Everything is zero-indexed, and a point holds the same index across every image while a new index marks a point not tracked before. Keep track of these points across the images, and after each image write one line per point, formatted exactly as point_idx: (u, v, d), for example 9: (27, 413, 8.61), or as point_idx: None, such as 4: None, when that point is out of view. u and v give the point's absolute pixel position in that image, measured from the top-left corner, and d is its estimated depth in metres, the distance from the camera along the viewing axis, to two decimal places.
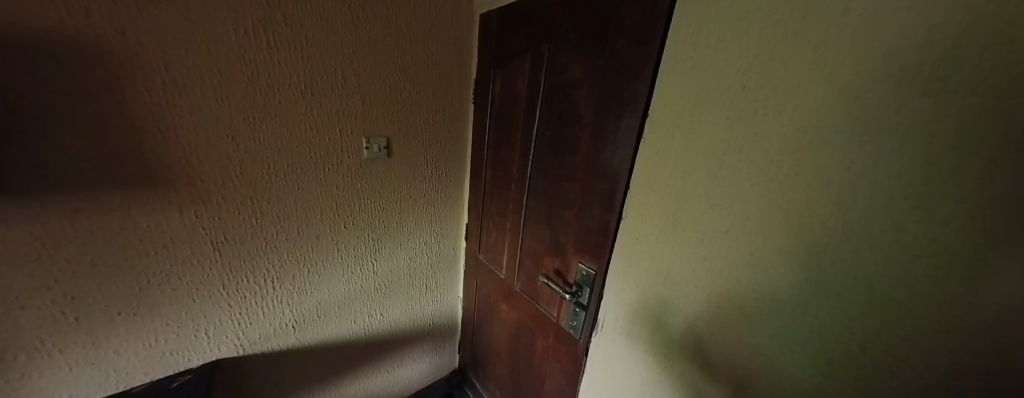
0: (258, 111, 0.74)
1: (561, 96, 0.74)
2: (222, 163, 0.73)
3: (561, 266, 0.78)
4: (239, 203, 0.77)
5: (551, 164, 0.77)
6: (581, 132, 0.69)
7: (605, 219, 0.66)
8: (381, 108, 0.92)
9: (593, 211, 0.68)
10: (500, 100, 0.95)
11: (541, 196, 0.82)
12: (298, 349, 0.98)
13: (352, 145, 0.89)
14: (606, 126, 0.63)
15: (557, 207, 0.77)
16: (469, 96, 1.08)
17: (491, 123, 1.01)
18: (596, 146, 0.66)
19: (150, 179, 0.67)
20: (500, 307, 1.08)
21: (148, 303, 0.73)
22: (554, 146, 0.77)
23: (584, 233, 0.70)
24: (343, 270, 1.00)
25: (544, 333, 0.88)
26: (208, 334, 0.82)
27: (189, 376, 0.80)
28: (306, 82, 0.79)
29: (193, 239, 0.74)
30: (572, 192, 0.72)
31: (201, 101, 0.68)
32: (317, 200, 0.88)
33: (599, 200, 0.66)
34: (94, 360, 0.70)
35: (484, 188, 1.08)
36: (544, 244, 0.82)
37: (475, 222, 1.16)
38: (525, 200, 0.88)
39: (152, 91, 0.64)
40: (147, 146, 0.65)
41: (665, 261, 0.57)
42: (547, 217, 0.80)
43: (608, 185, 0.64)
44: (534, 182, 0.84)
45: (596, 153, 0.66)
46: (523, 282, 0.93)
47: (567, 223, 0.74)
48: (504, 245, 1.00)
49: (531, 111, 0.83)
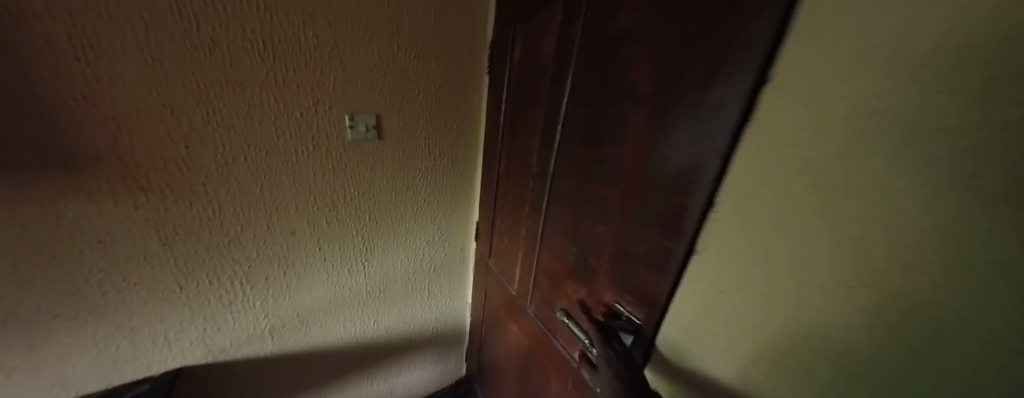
0: (203, 76, 0.58)
1: (603, 58, 0.50)
2: (160, 142, 0.58)
3: (586, 300, 0.56)
4: (189, 193, 0.63)
5: (584, 157, 0.54)
6: (633, 112, 0.44)
7: (659, 250, 0.42)
8: (369, 77, 0.73)
9: (641, 234, 0.44)
10: (518, 69, 0.73)
11: (566, 200, 0.60)
12: (279, 356, 0.86)
13: (329, 123, 0.72)
14: (676, 101, 0.38)
15: (588, 219, 0.54)
16: (482, 65, 0.86)
17: (508, 100, 0.78)
18: (654, 133, 0.42)
19: (67, 161, 0.53)
20: (509, 326, 0.89)
21: (88, 307, 0.62)
22: (588, 131, 0.53)
23: (623, 264, 0.47)
24: (328, 272, 0.85)
25: (560, 377, 0.67)
26: (169, 341, 0.71)
27: (144, 387, 0.69)
28: (265, 40, 0.61)
29: (135, 234, 0.61)
30: (609, 200, 0.49)
31: (122, 60, 0.52)
32: (290, 190, 0.73)
33: (652, 219, 0.42)
34: (33, 368, 0.61)
35: (496, 181, 0.87)
36: (567, 265, 0.61)
37: (485, 221, 0.96)
38: (546, 203, 0.66)
39: (54, 47, 0.49)
40: (55, 119, 0.51)
41: (742, 327, 0.35)
42: (573, 229, 0.58)
43: (669, 196, 0.40)
44: (557, 180, 0.61)
45: (654, 145, 0.41)
46: (537, 305, 0.73)
47: (601, 244, 0.52)
48: (517, 254, 0.80)
49: (559, 84, 0.59)
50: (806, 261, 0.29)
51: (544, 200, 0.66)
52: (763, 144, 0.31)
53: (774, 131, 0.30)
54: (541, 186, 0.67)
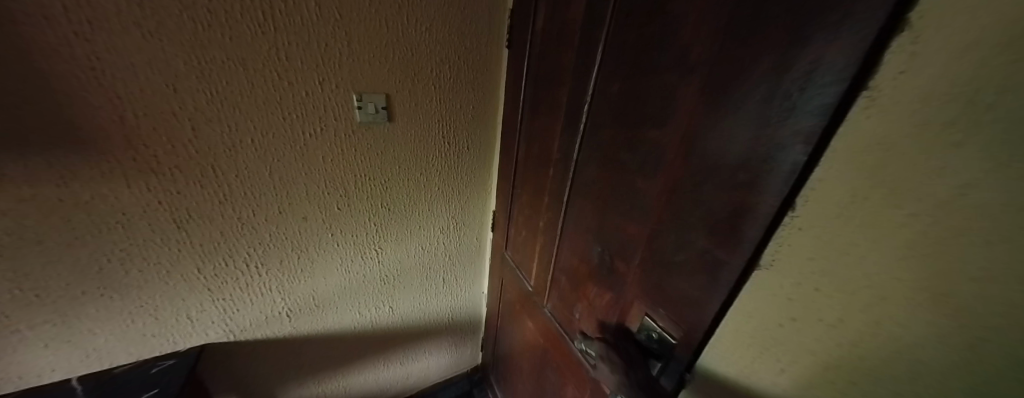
0: (205, 51, 0.55)
1: (644, 20, 0.40)
2: (167, 123, 0.56)
3: (608, 307, 0.49)
4: (199, 175, 0.62)
5: (615, 142, 0.46)
6: (682, 85, 0.35)
7: (705, 261, 0.33)
8: (378, 53, 0.67)
9: (682, 239, 0.36)
10: (541, 41, 0.64)
11: (591, 191, 0.52)
12: (297, 338, 0.87)
13: (338, 104, 0.68)
14: (748, 67, 0.29)
15: (617, 216, 0.46)
16: (502, 38, 0.78)
17: (529, 78, 0.70)
18: (708, 110, 0.32)
19: (78, 141, 0.52)
20: (524, 323, 0.84)
21: (113, 285, 0.64)
22: (621, 110, 0.44)
23: (658, 272, 0.39)
24: (342, 257, 0.84)
25: (576, 385, 0.61)
26: (192, 319, 0.73)
27: (170, 362, 0.72)
28: (265, 11, 0.56)
29: (151, 216, 0.61)
30: (645, 194, 0.41)
31: (122, 34, 0.50)
32: (300, 174, 0.70)
33: (700, 221, 0.34)
34: (70, 339, 0.65)
35: (515, 168, 0.80)
36: (590, 266, 0.53)
37: (502, 211, 0.90)
38: (568, 195, 0.58)
39: (53, 21, 0.46)
40: (63, 98, 0.50)
41: (820, 362, 0.27)
42: (597, 225, 0.51)
43: (726, 194, 0.31)
44: (580, 169, 0.54)
45: (707, 127, 0.32)
46: (555, 304, 0.67)
47: (632, 247, 0.44)
48: (534, 248, 0.73)
49: (588, 55, 0.50)
50: (942, 293, 0.21)
51: (566, 191, 0.58)
52: (880, 122, 0.22)
53: (900, 106, 0.21)
54: (563, 176, 0.59)
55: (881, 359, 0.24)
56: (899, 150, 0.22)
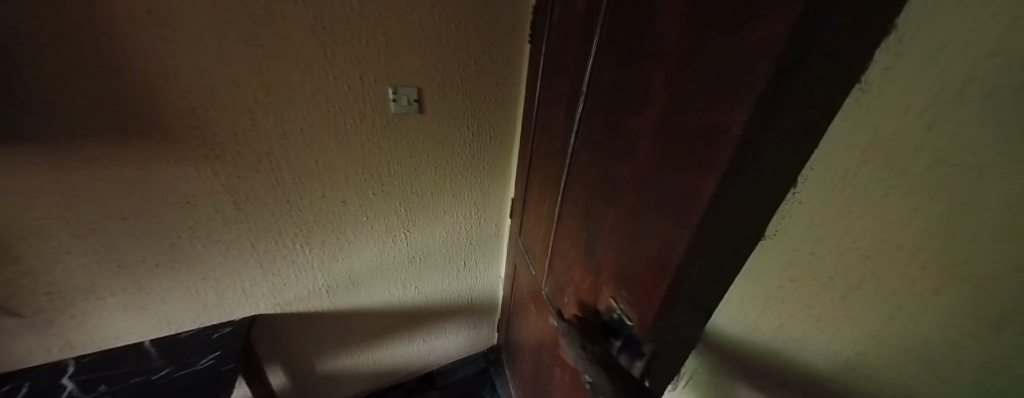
0: (263, 50, 0.61)
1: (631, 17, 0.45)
2: (229, 114, 0.63)
3: (590, 291, 0.54)
4: (255, 162, 0.69)
5: (609, 135, 0.49)
6: (657, 71, 0.40)
7: (669, 244, 0.37)
8: (411, 49, 0.72)
9: (652, 224, 0.39)
10: (557, 34, 0.67)
11: (583, 177, 0.57)
12: (333, 312, 0.95)
13: (374, 96, 0.73)
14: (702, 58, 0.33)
15: (605, 205, 0.50)
16: (525, 33, 0.81)
17: (544, 71, 0.74)
18: (674, 98, 0.37)
19: (157, 130, 0.60)
20: (529, 305, 0.90)
21: (182, 258, 0.72)
22: (611, 98, 0.49)
23: (633, 256, 0.43)
24: (375, 239, 0.91)
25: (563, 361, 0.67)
26: (245, 292, 0.81)
27: (228, 329, 0.82)
28: (313, 11, 0.61)
29: (214, 198, 0.69)
30: (623, 177, 0.46)
31: (195, 37, 0.56)
32: (340, 162, 0.77)
33: (667, 208, 0.37)
34: (144, 306, 0.74)
35: (530, 158, 0.85)
36: (581, 252, 0.57)
37: (518, 198, 0.96)
38: (566, 181, 0.63)
39: (136, 23, 0.53)
40: (146, 91, 0.57)
41: (807, 313, 0.32)
42: (587, 208, 0.55)
43: (686, 181, 0.34)
44: (578, 156, 0.58)
45: (673, 112, 0.37)
46: (551, 284, 0.72)
47: (615, 233, 0.47)
48: (540, 233, 0.79)
49: (583, 50, 0.56)
50: (911, 252, 0.25)
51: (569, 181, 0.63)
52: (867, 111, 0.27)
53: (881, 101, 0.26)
54: (566, 166, 0.63)
55: (861, 310, 0.29)
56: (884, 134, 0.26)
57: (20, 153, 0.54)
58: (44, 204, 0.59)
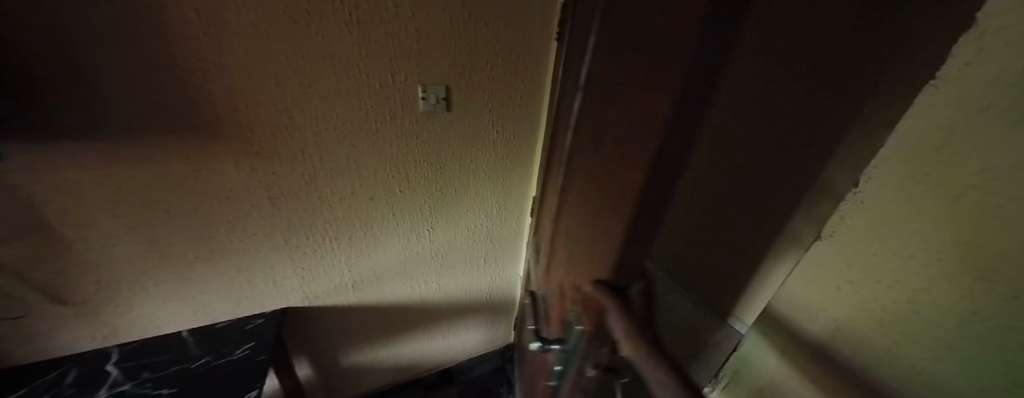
0: (302, 50, 0.62)
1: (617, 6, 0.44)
2: (268, 112, 0.65)
3: (569, 296, 0.52)
4: (291, 158, 0.71)
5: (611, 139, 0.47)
6: (625, 60, 0.39)
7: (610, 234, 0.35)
8: (441, 48, 0.73)
9: (604, 222, 0.38)
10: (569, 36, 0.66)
11: (578, 172, 0.56)
12: (358, 306, 0.97)
13: (405, 94, 0.74)
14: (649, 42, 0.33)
15: (587, 206, 0.48)
16: (553, 31, 0.81)
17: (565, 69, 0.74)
18: (630, 86, 0.36)
19: (202, 126, 0.62)
20: None
21: (220, 250, 0.74)
22: (602, 89, 0.47)
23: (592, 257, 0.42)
24: (401, 235, 0.92)
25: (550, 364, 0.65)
26: (277, 285, 0.84)
27: (261, 320, 0.85)
28: (351, 10, 0.62)
29: (251, 193, 0.71)
30: (598, 168, 0.44)
31: (239, 37, 0.58)
32: (370, 159, 0.78)
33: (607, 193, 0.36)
34: (183, 297, 0.77)
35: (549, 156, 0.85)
36: (569, 253, 0.56)
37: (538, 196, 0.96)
38: (569, 176, 0.62)
39: (185, 24, 0.54)
40: (192, 89, 0.59)
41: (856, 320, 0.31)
42: (576, 203, 0.54)
43: (625, 176, 0.32)
44: (579, 154, 0.56)
45: (628, 102, 0.36)
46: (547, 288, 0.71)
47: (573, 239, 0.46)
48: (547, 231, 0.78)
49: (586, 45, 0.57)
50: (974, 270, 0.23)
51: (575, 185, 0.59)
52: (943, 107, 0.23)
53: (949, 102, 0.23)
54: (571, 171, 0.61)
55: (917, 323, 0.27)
56: (902, 134, 0.25)
57: (76, 148, 0.57)
58: (96, 197, 0.61)
